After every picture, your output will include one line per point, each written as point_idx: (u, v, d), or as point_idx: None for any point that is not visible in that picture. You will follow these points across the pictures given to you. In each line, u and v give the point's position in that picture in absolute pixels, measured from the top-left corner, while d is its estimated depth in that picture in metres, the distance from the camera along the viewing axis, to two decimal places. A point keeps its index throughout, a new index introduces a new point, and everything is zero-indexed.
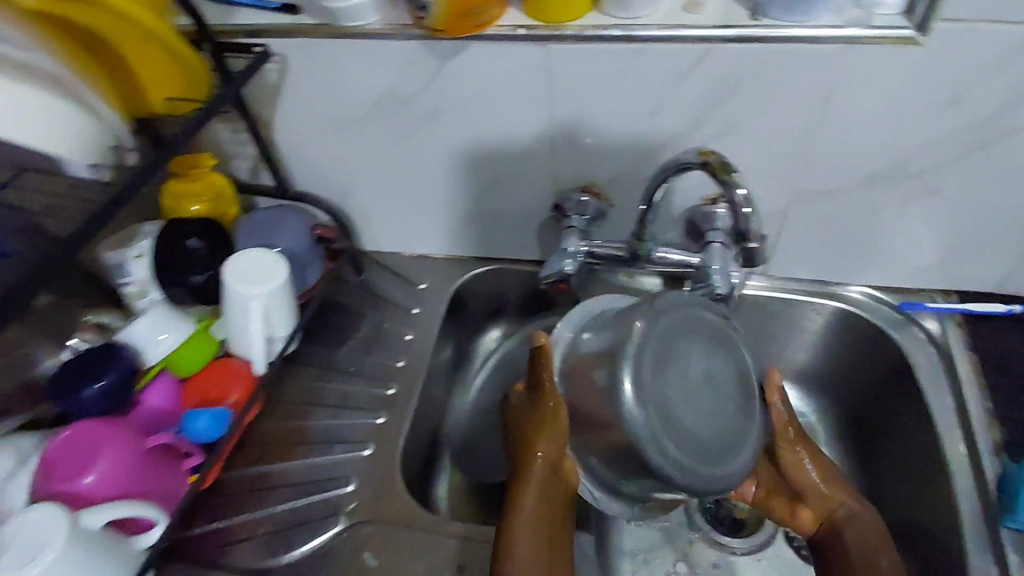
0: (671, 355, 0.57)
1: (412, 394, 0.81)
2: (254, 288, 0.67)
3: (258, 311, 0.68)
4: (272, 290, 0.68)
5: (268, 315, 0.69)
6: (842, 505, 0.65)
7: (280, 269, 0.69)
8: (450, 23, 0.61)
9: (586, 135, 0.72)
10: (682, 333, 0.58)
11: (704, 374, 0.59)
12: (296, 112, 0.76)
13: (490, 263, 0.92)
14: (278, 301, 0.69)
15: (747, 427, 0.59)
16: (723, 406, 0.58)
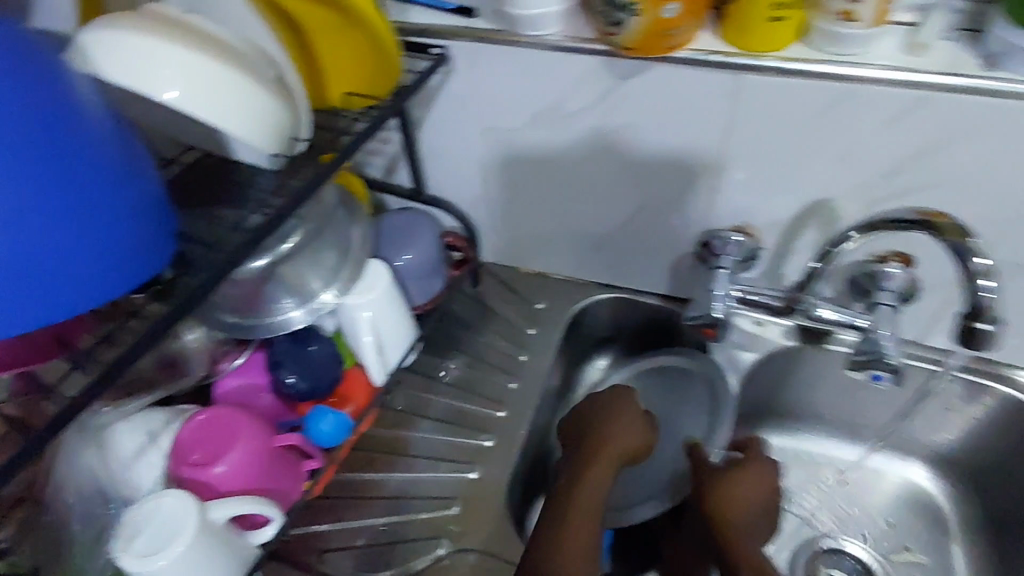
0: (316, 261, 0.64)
1: (520, 423, 0.77)
2: (356, 298, 0.65)
3: (374, 324, 0.66)
4: (376, 297, 0.66)
5: (379, 328, 0.67)
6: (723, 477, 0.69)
7: (381, 279, 0.66)
8: (642, 42, 0.58)
9: (757, 173, 0.66)
10: (334, 236, 0.66)
11: (332, 256, 0.65)
12: (449, 116, 0.73)
13: (612, 292, 0.87)
14: (390, 309, 0.67)
15: (334, 275, 0.65)
16: (336, 261, 0.65)
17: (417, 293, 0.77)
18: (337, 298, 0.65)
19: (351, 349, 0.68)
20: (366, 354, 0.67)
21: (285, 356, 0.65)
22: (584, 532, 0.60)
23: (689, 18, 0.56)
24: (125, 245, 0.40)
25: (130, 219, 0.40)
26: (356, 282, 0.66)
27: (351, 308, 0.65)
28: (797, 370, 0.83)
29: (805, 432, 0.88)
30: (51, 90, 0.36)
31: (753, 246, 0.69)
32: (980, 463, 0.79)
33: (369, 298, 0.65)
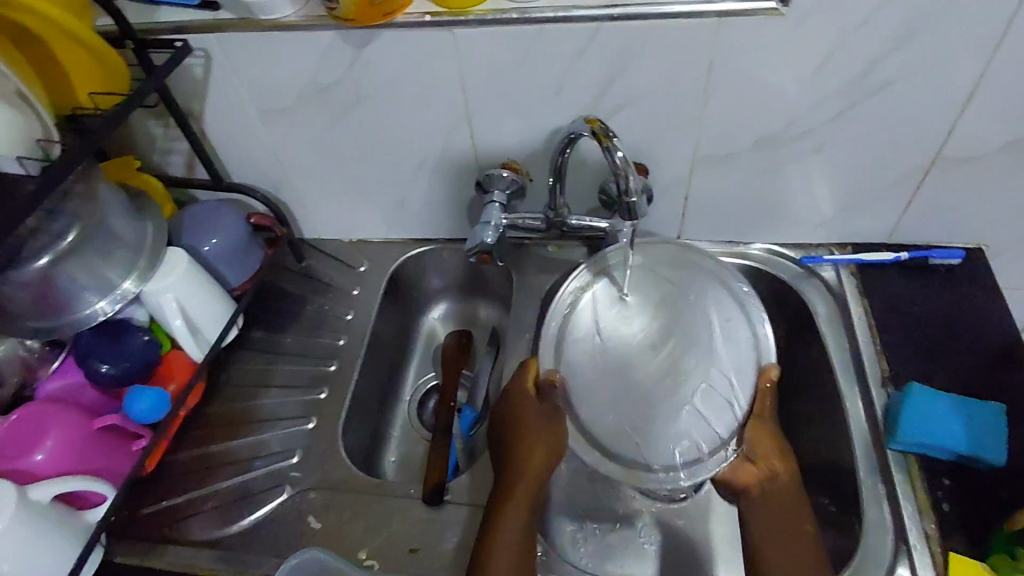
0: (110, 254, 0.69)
1: (350, 374, 0.85)
2: (156, 283, 0.71)
3: (182, 306, 0.72)
4: (175, 280, 0.71)
5: (186, 308, 0.73)
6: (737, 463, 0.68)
7: (178, 262, 0.72)
8: (358, 12, 0.66)
9: (500, 113, 0.76)
10: (130, 232, 0.71)
11: (127, 251, 0.70)
12: (225, 105, 0.79)
13: (426, 244, 0.96)
14: (196, 290, 0.73)
15: (131, 266, 0.70)
16: (131, 252, 0.71)
17: (231, 275, 0.83)
18: (138, 286, 0.70)
19: (167, 335, 0.74)
20: (179, 335, 0.73)
21: (98, 348, 0.70)
22: (515, 530, 0.65)
23: None
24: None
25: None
26: (155, 270, 0.71)
27: (151, 293, 0.71)
28: None
29: None
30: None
31: (517, 177, 0.80)
32: None
33: (170, 282, 0.71)
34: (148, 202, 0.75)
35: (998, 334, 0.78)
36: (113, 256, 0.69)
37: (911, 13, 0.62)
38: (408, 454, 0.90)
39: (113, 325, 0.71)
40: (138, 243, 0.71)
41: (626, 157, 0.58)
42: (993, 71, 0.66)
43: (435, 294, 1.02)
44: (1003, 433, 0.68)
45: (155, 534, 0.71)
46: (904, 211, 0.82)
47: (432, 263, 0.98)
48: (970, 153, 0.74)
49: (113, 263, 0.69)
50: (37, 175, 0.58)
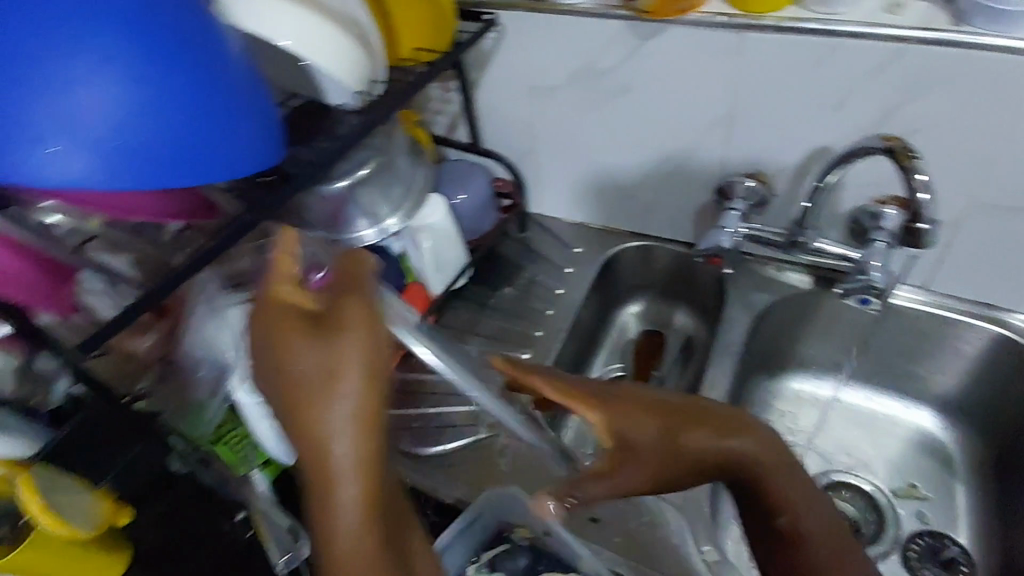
0: (384, 189, 0.79)
1: (553, 344, 0.89)
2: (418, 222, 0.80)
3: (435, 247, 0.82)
4: None
5: (436, 248, 0.82)
6: (660, 428, 0.52)
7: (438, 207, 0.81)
8: (658, 6, 0.71)
9: (759, 124, 0.77)
10: (404, 172, 0.81)
11: (400, 188, 0.80)
12: (501, 77, 0.87)
13: (643, 240, 0.98)
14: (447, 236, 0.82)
15: (400, 202, 0.80)
16: (403, 191, 0.81)
17: (469, 229, 0.91)
18: (401, 222, 0.80)
19: (413, 269, 0.84)
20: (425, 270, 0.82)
21: None
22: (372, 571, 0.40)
23: None
24: (246, 141, 0.55)
25: (264, 119, 0.57)
26: (418, 210, 0.81)
27: (411, 227, 0.82)
28: (810, 314, 0.90)
29: (879, 392, 0.93)
30: (191, 33, 0.50)
31: (762, 189, 0.79)
32: (983, 404, 0.86)
33: None
34: (421, 150, 0.85)
35: None
36: (388, 191, 0.79)
37: None
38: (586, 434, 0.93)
39: (372, 251, 0.82)
40: (408, 184, 0.81)
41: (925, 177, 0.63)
42: None
43: (637, 290, 1.03)
44: None
45: None
46: None
47: (643, 260, 1.00)
48: None
49: (387, 197, 0.79)
50: (365, 109, 0.70)
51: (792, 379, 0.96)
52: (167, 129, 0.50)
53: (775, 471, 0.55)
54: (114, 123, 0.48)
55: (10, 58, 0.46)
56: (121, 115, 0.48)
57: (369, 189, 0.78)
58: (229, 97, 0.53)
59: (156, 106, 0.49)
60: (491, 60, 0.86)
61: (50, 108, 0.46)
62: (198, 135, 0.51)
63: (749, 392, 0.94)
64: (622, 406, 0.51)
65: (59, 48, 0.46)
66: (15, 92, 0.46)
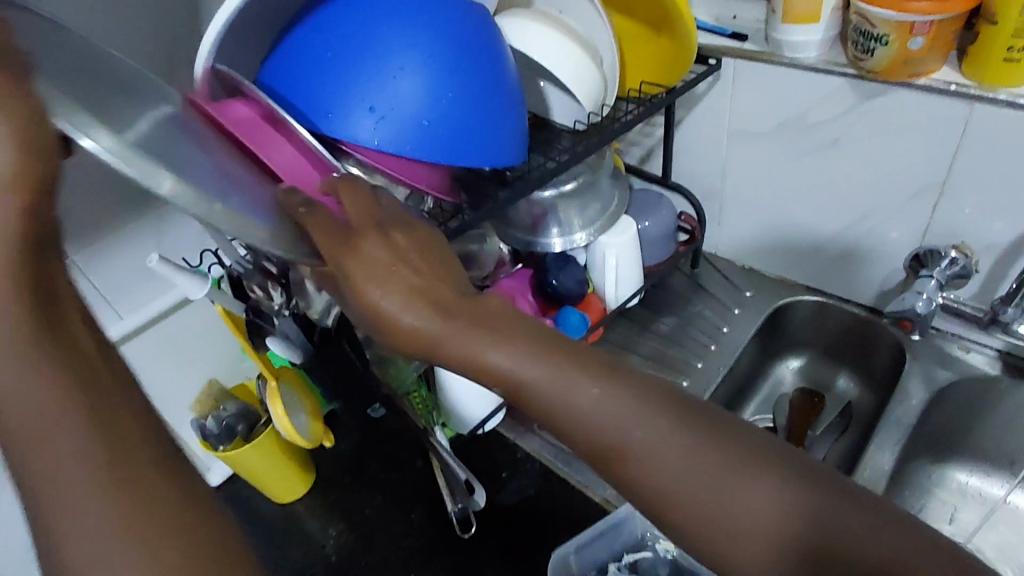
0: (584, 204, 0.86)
1: (712, 377, 0.91)
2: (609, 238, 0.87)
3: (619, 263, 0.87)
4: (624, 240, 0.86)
5: (620, 264, 0.88)
6: (426, 307, 0.50)
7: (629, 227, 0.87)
8: (889, 67, 0.72)
9: (971, 195, 0.76)
10: (604, 192, 0.88)
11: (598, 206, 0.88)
12: (706, 119, 0.92)
13: (817, 295, 0.98)
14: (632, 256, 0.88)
15: (595, 218, 0.87)
16: (601, 208, 0.88)
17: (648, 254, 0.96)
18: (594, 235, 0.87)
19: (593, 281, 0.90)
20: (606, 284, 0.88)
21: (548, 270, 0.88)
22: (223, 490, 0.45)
23: (932, 52, 0.70)
24: (506, 134, 0.62)
25: (521, 125, 0.65)
26: (610, 227, 0.88)
27: (602, 243, 0.87)
28: (994, 401, 0.86)
29: None
30: (487, 43, 0.61)
31: (967, 262, 0.78)
32: None
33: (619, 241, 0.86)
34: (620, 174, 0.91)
35: None
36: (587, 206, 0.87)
37: None
38: None
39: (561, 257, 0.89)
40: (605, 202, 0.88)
41: None
42: None
43: (800, 344, 1.03)
44: None
45: (525, 424, 0.84)
46: None
47: (813, 315, 0.99)
48: None
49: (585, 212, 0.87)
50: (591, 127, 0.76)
51: (953, 469, 0.90)
52: (455, 110, 0.59)
53: (631, 402, 0.47)
54: (425, 104, 0.57)
55: (360, 44, 0.57)
56: (432, 99, 0.58)
57: (572, 202, 0.85)
58: (505, 97, 0.62)
59: (450, 96, 0.58)
60: (701, 102, 0.91)
61: (378, 81, 0.57)
62: (482, 124, 0.60)
63: (909, 471, 0.90)
64: (385, 317, 0.50)
65: (395, 38, 0.57)
66: (353, 67, 0.57)
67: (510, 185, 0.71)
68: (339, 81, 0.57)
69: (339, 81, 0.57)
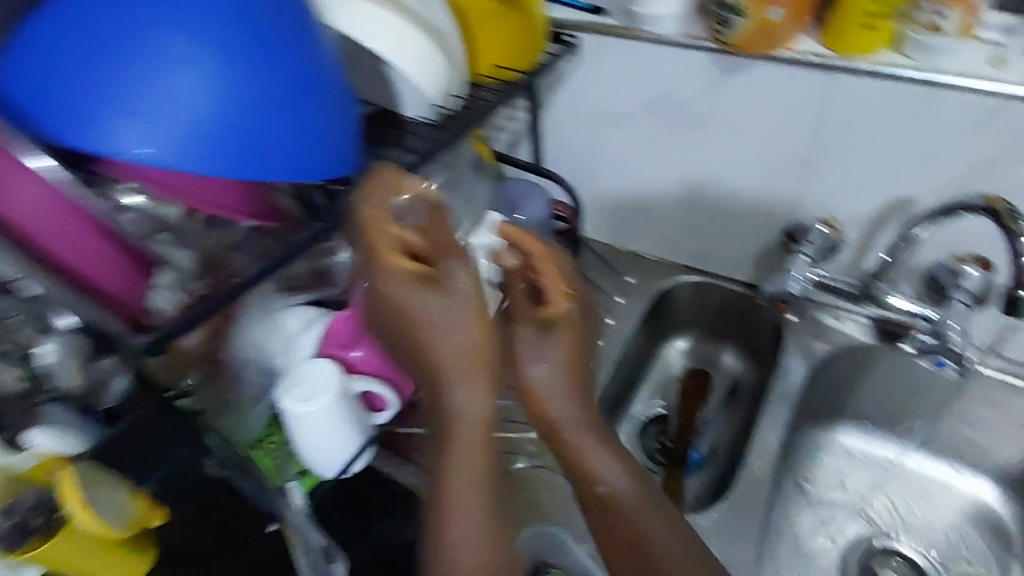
0: (445, 204, 0.77)
1: (599, 376, 0.86)
2: (477, 240, 0.78)
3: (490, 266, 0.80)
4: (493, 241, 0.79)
5: (492, 268, 0.80)
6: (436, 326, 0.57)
7: (498, 226, 0.79)
8: (749, 40, 0.67)
9: (836, 171, 0.75)
10: (465, 189, 0.80)
11: (462, 205, 0.79)
12: (573, 100, 0.86)
13: (698, 275, 0.96)
14: None
15: (459, 219, 0.79)
16: (464, 207, 0.79)
17: None
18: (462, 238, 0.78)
19: None
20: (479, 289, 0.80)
21: None
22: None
23: (789, 21, 0.66)
24: (329, 142, 0.52)
25: (350, 121, 0.55)
26: (477, 228, 0.79)
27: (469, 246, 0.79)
28: (870, 367, 0.87)
29: (934, 459, 0.89)
30: (291, 27, 0.50)
31: (835, 237, 0.76)
32: None
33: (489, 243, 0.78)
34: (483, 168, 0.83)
35: None
36: (448, 206, 0.78)
37: None
38: None
39: None
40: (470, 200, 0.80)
41: None
42: None
43: (686, 326, 1.00)
44: None
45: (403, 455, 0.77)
46: None
47: (696, 295, 0.97)
48: None
49: (447, 214, 0.78)
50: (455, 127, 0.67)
51: (839, 433, 0.92)
52: (255, 116, 0.48)
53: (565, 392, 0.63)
54: (213, 108, 0.47)
55: (121, 34, 0.45)
56: (221, 100, 0.47)
57: None
58: (322, 83, 0.52)
59: (248, 94, 0.48)
60: (564, 82, 0.84)
61: (144, 85, 0.45)
62: (294, 123, 0.50)
63: (798, 442, 0.90)
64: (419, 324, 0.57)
65: (168, 26, 0.46)
66: (114, 64, 0.45)
67: (353, 193, 0.61)
68: (98, 85, 0.45)
69: (97, 87, 0.45)
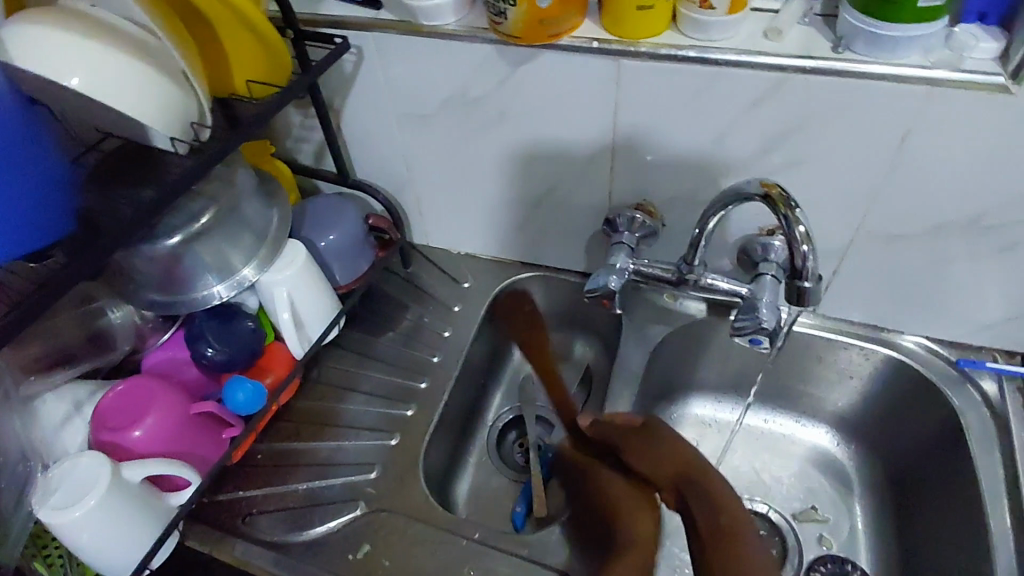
0: (228, 241, 0.68)
1: (439, 397, 0.81)
2: (272, 276, 0.70)
3: (294, 302, 0.71)
4: (291, 274, 0.70)
5: (296, 303, 0.72)
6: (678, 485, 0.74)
7: (296, 256, 0.71)
8: (526, 30, 0.62)
9: (641, 156, 0.72)
10: (254, 219, 0.71)
11: (251, 238, 0.70)
12: (367, 104, 0.78)
13: (535, 271, 0.92)
14: (312, 290, 0.72)
15: (248, 254, 0.70)
16: (253, 240, 0.70)
17: (341, 271, 0.81)
18: (256, 275, 0.69)
19: (272, 328, 0.73)
20: (285, 329, 0.71)
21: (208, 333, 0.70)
22: None
23: (565, 8, 0.61)
24: None
25: None
26: (273, 261, 0.71)
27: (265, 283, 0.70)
28: (708, 343, 0.87)
29: (780, 415, 0.90)
30: None
31: (654, 224, 0.74)
32: (877, 427, 0.83)
33: (286, 278, 0.70)
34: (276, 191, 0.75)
35: None
36: (233, 242, 0.69)
37: None
38: (484, 487, 0.86)
39: (222, 312, 0.71)
40: (260, 231, 0.71)
41: (806, 230, 0.54)
42: None
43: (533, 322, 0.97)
44: None
45: (226, 526, 0.71)
46: None
47: (538, 291, 0.93)
48: None
49: (233, 251, 0.69)
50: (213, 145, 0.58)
51: (692, 405, 0.92)
52: None
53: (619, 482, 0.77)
54: None
55: None
56: None
57: (211, 243, 0.67)
58: None
59: None
60: (354, 86, 0.76)
61: None
62: None
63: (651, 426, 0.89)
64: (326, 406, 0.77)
65: None
66: None
67: (94, 242, 0.54)
68: None
69: None
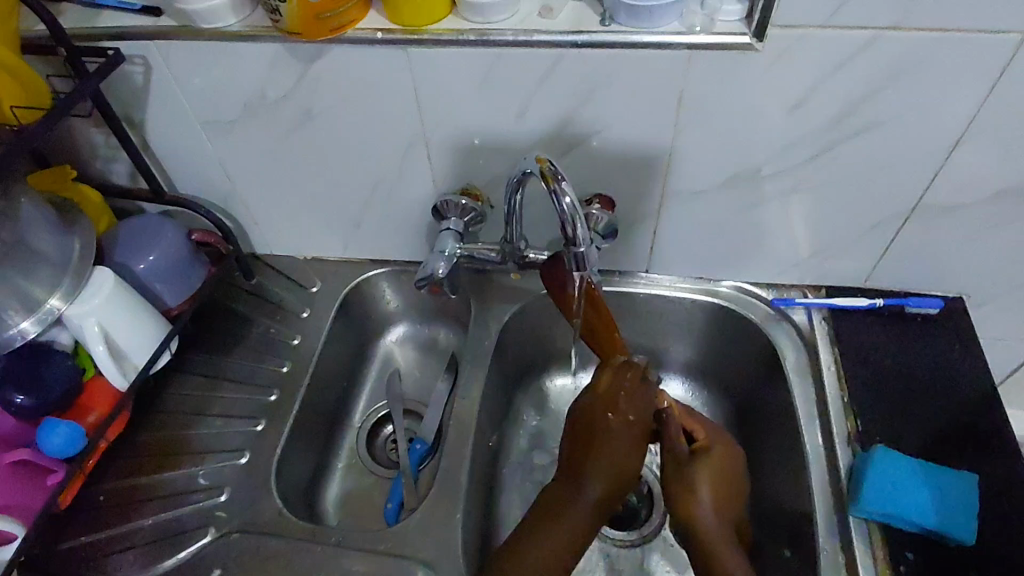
0: (23, 276, 0.64)
1: (291, 408, 0.79)
2: (79, 308, 0.66)
3: (110, 332, 0.68)
4: (100, 304, 0.67)
5: (112, 333, 0.68)
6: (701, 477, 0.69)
7: (105, 284, 0.67)
8: (304, 25, 0.61)
9: (453, 141, 0.73)
10: (51, 248, 0.67)
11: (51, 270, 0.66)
12: (168, 116, 0.74)
13: (382, 266, 0.91)
14: (128, 317, 0.69)
15: (49, 287, 0.65)
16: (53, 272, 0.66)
17: (168, 293, 0.78)
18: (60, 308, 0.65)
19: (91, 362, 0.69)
20: (102, 361, 0.67)
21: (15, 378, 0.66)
22: None
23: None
24: None
25: None
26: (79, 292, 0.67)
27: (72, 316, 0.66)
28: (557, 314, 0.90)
29: None
30: None
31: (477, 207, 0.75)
32: (719, 371, 0.89)
33: (94, 307, 0.66)
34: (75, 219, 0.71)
35: (985, 408, 0.72)
36: (29, 277, 0.64)
37: (897, 57, 0.58)
38: (354, 488, 0.85)
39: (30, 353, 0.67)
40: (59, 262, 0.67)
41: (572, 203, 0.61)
42: (977, 122, 0.63)
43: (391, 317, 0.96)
44: (972, 511, 0.63)
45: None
46: (884, 254, 0.78)
47: (389, 285, 0.93)
48: (953, 202, 0.70)
49: (30, 286, 0.64)
50: None
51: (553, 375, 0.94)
52: None
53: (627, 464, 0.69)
54: None
55: None
56: None
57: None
58: None
59: None
60: (150, 99, 0.73)
61: None
62: None
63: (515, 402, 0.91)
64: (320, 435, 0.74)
65: None
66: None
67: None
68: None
69: None
